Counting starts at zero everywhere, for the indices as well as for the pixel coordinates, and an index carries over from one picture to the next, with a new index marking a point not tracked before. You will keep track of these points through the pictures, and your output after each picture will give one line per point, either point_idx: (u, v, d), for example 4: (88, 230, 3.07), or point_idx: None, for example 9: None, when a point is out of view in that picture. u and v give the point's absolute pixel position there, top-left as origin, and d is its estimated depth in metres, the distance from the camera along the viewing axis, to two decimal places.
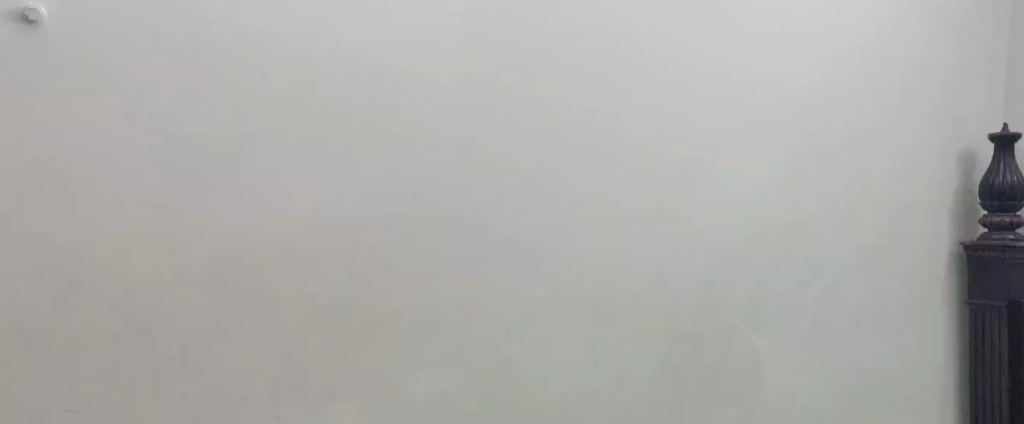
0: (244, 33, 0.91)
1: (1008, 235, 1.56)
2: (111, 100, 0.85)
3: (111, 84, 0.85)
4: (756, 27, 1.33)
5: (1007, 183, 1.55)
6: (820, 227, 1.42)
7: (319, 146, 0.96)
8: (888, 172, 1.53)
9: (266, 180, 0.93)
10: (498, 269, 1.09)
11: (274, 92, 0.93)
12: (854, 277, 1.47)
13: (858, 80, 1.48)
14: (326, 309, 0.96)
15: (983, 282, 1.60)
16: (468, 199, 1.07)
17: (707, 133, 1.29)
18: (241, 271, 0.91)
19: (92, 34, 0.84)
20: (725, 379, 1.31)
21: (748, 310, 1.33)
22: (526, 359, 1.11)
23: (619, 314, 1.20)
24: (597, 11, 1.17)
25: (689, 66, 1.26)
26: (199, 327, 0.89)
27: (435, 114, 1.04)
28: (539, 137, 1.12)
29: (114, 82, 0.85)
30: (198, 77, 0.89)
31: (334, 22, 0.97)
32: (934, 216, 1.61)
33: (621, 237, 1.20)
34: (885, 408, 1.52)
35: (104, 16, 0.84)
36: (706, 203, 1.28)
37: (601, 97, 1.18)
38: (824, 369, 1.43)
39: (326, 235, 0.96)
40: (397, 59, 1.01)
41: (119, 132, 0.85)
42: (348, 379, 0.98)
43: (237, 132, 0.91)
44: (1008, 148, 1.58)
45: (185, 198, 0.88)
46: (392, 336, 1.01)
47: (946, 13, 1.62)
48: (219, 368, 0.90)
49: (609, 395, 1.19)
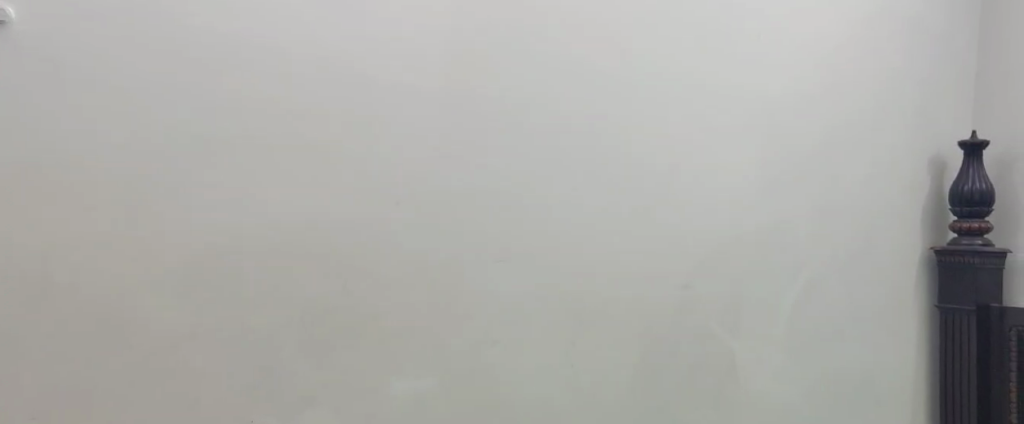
0: (220, 34, 0.90)
1: (976, 240, 1.59)
2: (82, 99, 0.83)
3: (83, 84, 0.83)
4: (734, 31, 1.35)
5: (976, 190, 1.58)
6: (795, 231, 1.44)
7: (296, 149, 0.95)
8: (862, 178, 1.56)
9: (243, 182, 0.92)
10: (477, 272, 1.09)
11: (251, 94, 0.92)
12: (828, 280, 1.50)
13: (834, 85, 1.50)
14: (304, 314, 0.96)
15: (953, 286, 1.63)
16: (447, 202, 1.07)
17: (685, 136, 1.30)
18: (219, 274, 0.90)
19: (66, 34, 0.82)
20: (703, 382, 1.32)
21: (725, 312, 1.35)
22: (505, 362, 1.11)
23: (597, 317, 1.20)
24: (577, 12, 1.18)
25: (668, 68, 1.28)
26: (173, 330, 0.88)
27: (415, 116, 1.04)
28: (519, 140, 1.13)
29: (89, 83, 0.83)
30: (176, 77, 0.88)
31: (312, 24, 0.96)
32: (906, 221, 1.64)
33: (600, 241, 1.21)
34: (858, 409, 1.54)
35: (74, 16, 0.83)
36: (684, 206, 1.30)
37: (581, 99, 1.19)
38: (799, 371, 1.44)
39: (304, 238, 0.96)
40: (376, 60, 1.01)
41: (91, 133, 0.83)
42: (326, 383, 0.97)
43: (216, 133, 0.90)
44: (975, 156, 1.62)
45: (161, 201, 0.87)
46: (370, 339, 1.00)
47: (918, 20, 1.65)
48: (195, 373, 0.89)
49: (587, 396, 1.19)
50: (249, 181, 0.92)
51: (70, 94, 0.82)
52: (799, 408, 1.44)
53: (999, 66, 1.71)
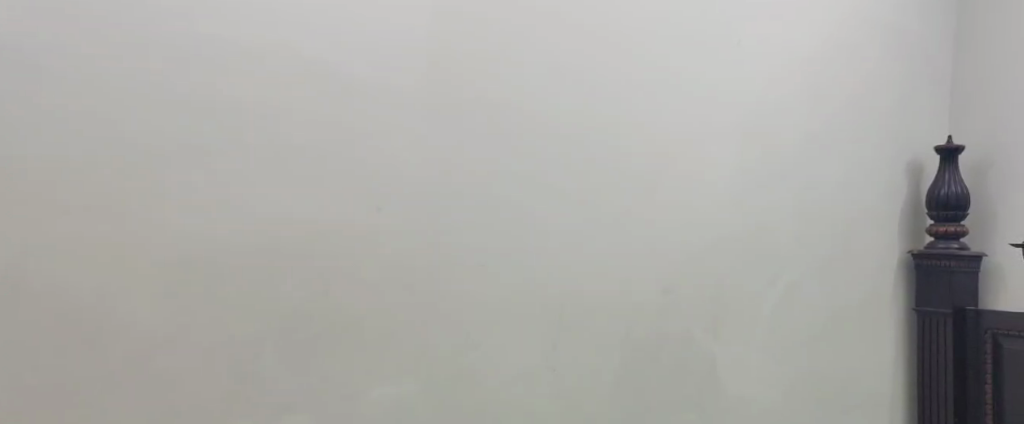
0: (197, 34, 0.89)
1: (953, 243, 1.61)
2: (54, 99, 0.80)
3: (55, 84, 0.80)
4: (715, 33, 1.36)
5: (953, 194, 1.60)
6: (776, 234, 1.45)
7: (274, 153, 0.94)
8: (841, 181, 1.57)
9: (222, 185, 0.91)
10: (458, 277, 1.09)
11: (229, 95, 0.91)
12: (809, 283, 1.51)
13: (814, 88, 1.52)
14: (282, 319, 0.94)
15: (931, 290, 1.65)
16: (429, 206, 1.06)
17: (667, 139, 1.31)
18: (197, 279, 0.89)
19: (39, 31, 0.80)
20: (685, 385, 1.32)
21: (706, 315, 1.35)
22: (486, 367, 1.11)
23: (580, 321, 1.20)
24: (560, 13, 1.18)
25: (650, 69, 1.28)
26: (148, 336, 0.86)
27: (396, 118, 1.03)
28: (501, 142, 1.13)
29: (62, 82, 0.81)
30: (155, 78, 0.86)
31: (293, 23, 0.95)
32: (884, 225, 1.66)
33: (583, 244, 1.21)
34: (839, 412, 1.55)
35: (46, 13, 0.80)
36: (665, 208, 1.30)
37: (563, 100, 1.19)
38: (780, 374, 1.45)
39: (282, 243, 0.94)
40: (357, 60, 1.00)
41: (63, 133, 0.81)
42: (305, 389, 0.96)
43: (195, 134, 0.89)
44: (953, 160, 1.64)
45: (138, 204, 0.85)
46: (349, 344, 0.99)
47: (896, 25, 1.68)
48: (172, 379, 0.87)
49: (569, 400, 1.19)
50: (227, 184, 0.91)
51: (43, 93, 0.80)
52: (780, 411, 1.45)
53: (974, 72, 1.74)
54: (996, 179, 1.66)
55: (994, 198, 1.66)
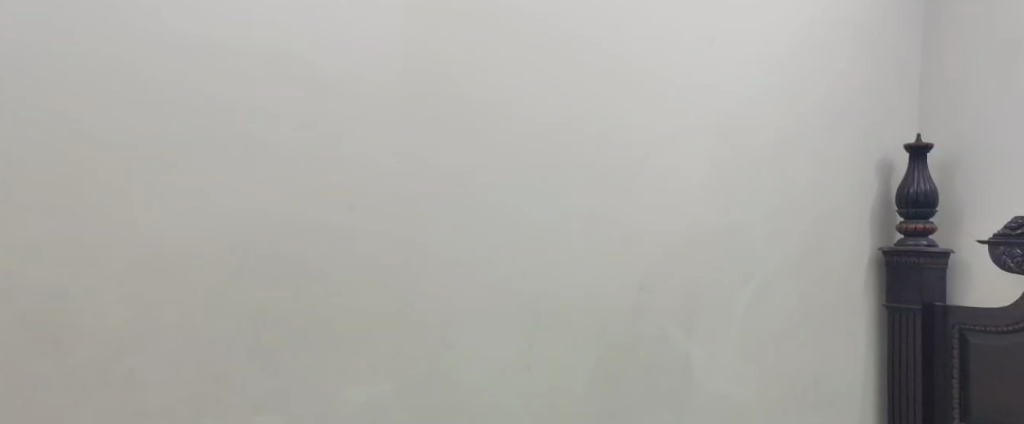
0: (165, 32, 0.88)
1: (921, 240, 1.64)
2: (27, 99, 0.80)
3: (28, 85, 0.80)
4: (689, 35, 1.37)
5: (921, 191, 1.63)
6: (750, 233, 1.47)
7: (243, 152, 0.93)
8: (814, 180, 1.59)
9: (190, 184, 0.89)
10: (432, 276, 1.08)
11: (196, 94, 0.90)
12: (782, 280, 1.52)
13: (787, 90, 1.53)
14: (251, 320, 0.93)
15: (900, 286, 1.68)
16: (401, 205, 1.05)
17: (644, 138, 1.32)
18: (166, 281, 0.88)
19: (6, 33, 0.79)
20: (660, 383, 1.33)
21: (680, 313, 1.36)
22: (460, 366, 1.11)
23: (555, 319, 1.20)
24: (537, 14, 1.19)
25: (628, 69, 1.29)
26: (114, 335, 0.85)
27: (367, 118, 1.02)
28: (475, 143, 1.12)
29: (40, 84, 0.81)
30: (123, 77, 0.85)
31: (265, 23, 0.94)
32: (856, 222, 1.68)
33: (556, 243, 1.21)
34: (812, 406, 1.57)
35: (17, 14, 0.80)
36: (639, 207, 1.31)
37: (540, 101, 1.19)
38: (754, 370, 1.47)
39: (250, 243, 0.93)
40: (328, 59, 0.99)
41: (34, 133, 0.80)
42: (276, 391, 0.95)
43: (163, 133, 0.87)
44: (921, 158, 1.66)
45: (104, 205, 0.84)
46: (319, 345, 0.98)
47: (868, 26, 1.70)
48: (139, 381, 0.86)
49: (543, 399, 1.19)
50: (194, 184, 0.90)
51: (9, 96, 0.79)
52: (753, 407, 1.46)
53: (942, 72, 1.76)
54: (965, 177, 1.69)
55: (963, 195, 1.69)
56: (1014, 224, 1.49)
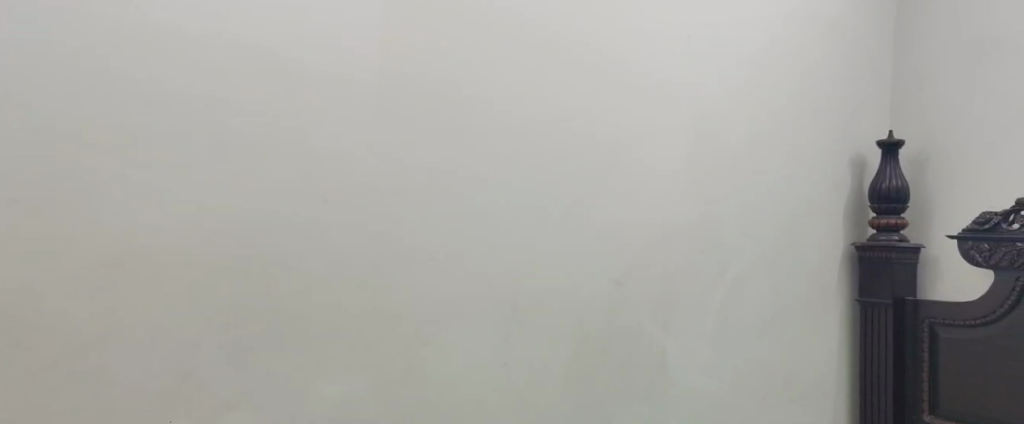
0: (131, 24, 0.86)
1: (894, 235, 1.66)
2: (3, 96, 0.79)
3: None
4: (663, 30, 1.37)
5: (894, 187, 1.65)
6: (726, 230, 1.48)
7: (214, 145, 0.91)
8: (788, 176, 1.60)
9: (157, 177, 0.88)
10: (407, 271, 1.07)
11: (165, 86, 0.88)
12: (757, 276, 1.54)
13: (761, 87, 1.54)
14: (221, 316, 0.92)
15: (873, 281, 1.70)
16: (374, 199, 1.04)
17: (621, 134, 1.32)
18: (131, 276, 0.86)
19: None
20: (636, 378, 1.34)
21: (656, 309, 1.37)
22: (435, 362, 1.10)
23: (531, 315, 1.20)
24: (515, 10, 1.18)
25: (605, 67, 1.29)
26: (81, 331, 0.83)
27: (339, 111, 1.01)
28: (451, 139, 1.11)
29: (12, 80, 0.79)
30: (87, 68, 0.83)
31: (236, 16, 0.93)
32: (830, 218, 1.70)
33: (532, 238, 1.20)
34: (786, 400, 1.59)
35: None
36: (616, 204, 1.31)
37: (517, 98, 1.19)
38: (729, 365, 1.48)
39: (219, 237, 0.92)
40: (298, 51, 0.97)
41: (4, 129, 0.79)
42: (246, 387, 0.93)
43: (130, 126, 0.86)
44: (893, 154, 1.69)
45: (68, 198, 0.82)
46: (291, 341, 0.97)
47: (843, 25, 1.72)
48: (104, 378, 0.84)
49: (519, 396, 1.19)
50: (162, 178, 0.88)
51: None
52: (729, 401, 1.47)
53: (915, 70, 1.79)
54: (936, 174, 1.71)
55: (935, 192, 1.72)
56: (982, 219, 1.52)
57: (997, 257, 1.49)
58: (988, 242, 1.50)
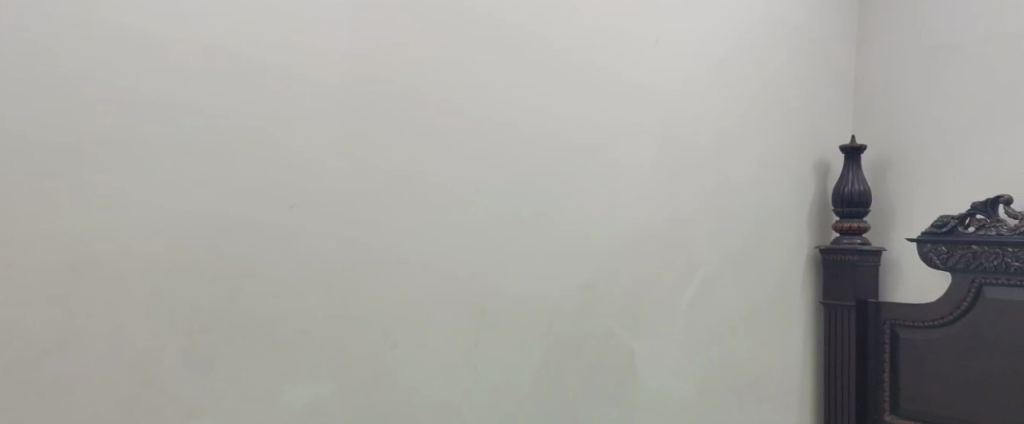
0: (91, 26, 0.84)
1: (856, 239, 1.70)
2: None
3: None
4: (631, 33, 1.39)
5: (855, 191, 1.68)
6: (693, 232, 1.50)
7: (181, 150, 0.90)
8: (755, 180, 1.63)
9: (118, 182, 0.86)
10: (374, 276, 1.06)
11: (126, 89, 0.86)
12: (724, 278, 1.56)
13: (727, 89, 1.56)
14: (183, 322, 0.90)
15: (835, 284, 1.73)
16: (340, 203, 1.03)
17: (591, 136, 1.33)
18: (91, 282, 0.84)
19: None
20: (604, 381, 1.34)
21: (625, 313, 1.38)
22: (402, 366, 1.09)
23: (500, 319, 1.20)
24: (485, 12, 1.19)
25: (574, 71, 1.30)
26: (38, 338, 0.81)
27: (305, 113, 1.00)
28: (420, 141, 1.11)
29: None
30: (43, 68, 0.81)
31: (199, 18, 0.91)
32: (795, 221, 1.73)
33: (501, 240, 1.20)
34: (753, 401, 1.61)
35: None
36: (586, 208, 1.32)
37: (486, 100, 1.19)
38: (698, 367, 1.49)
39: (180, 243, 0.90)
40: (256, 50, 0.96)
41: None
42: (211, 392, 0.92)
43: (88, 129, 0.84)
44: (855, 159, 1.72)
45: (20, 203, 0.80)
46: (257, 347, 0.96)
47: (806, 31, 1.75)
48: (61, 387, 0.82)
49: (487, 400, 1.19)
50: (122, 182, 0.86)
51: None
52: (696, 403, 1.49)
53: (876, 76, 1.82)
54: (898, 179, 1.75)
55: (897, 196, 1.75)
56: (940, 222, 1.56)
57: (954, 259, 1.54)
58: (945, 245, 1.55)
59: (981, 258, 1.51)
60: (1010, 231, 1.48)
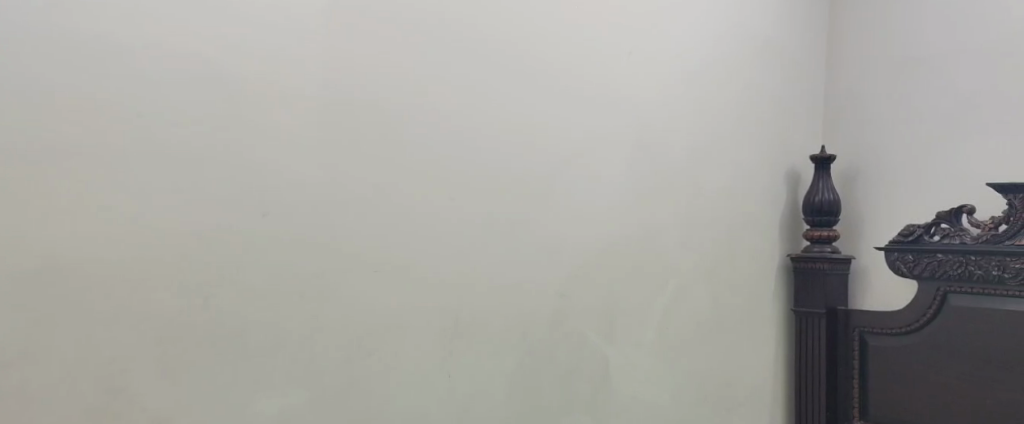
0: (59, 32, 0.83)
1: (826, 247, 1.73)
2: None
3: None
4: (607, 42, 1.41)
5: (826, 200, 1.71)
6: (668, 240, 1.51)
7: (153, 158, 0.89)
8: (727, 189, 1.65)
9: (86, 189, 0.85)
10: (346, 284, 1.06)
11: (96, 95, 0.85)
12: (698, 286, 1.57)
13: (701, 98, 1.59)
14: (150, 331, 0.89)
15: (807, 292, 1.75)
16: (313, 210, 1.03)
17: (566, 145, 1.34)
18: (58, 291, 0.82)
19: None
20: (578, 388, 1.35)
21: (600, 320, 1.39)
22: (376, 375, 1.09)
23: (474, 327, 1.20)
24: (461, 20, 1.19)
25: (550, 80, 1.32)
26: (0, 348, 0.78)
27: (277, 120, 0.99)
28: (394, 149, 1.11)
29: None
30: (11, 71, 0.80)
31: (170, 25, 0.91)
32: (767, 230, 1.75)
33: (475, 248, 1.21)
34: (726, 408, 1.62)
35: None
36: (561, 216, 1.33)
37: (462, 109, 1.20)
38: (671, 374, 1.51)
39: (149, 252, 0.89)
40: (225, 55, 0.95)
41: None
42: (179, 403, 0.90)
43: (54, 137, 0.82)
44: (825, 169, 1.75)
45: None
46: (228, 356, 0.95)
47: (778, 44, 1.78)
48: (24, 399, 0.80)
49: (461, 408, 1.18)
50: (90, 190, 0.85)
51: None
52: (670, 410, 1.50)
53: (845, 87, 1.86)
54: (866, 188, 1.78)
55: (866, 205, 1.78)
56: (907, 231, 1.60)
57: (920, 267, 1.57)
58: (912, 254, 1.58)
59: (945, 266, 1.54)
60: (973, 240, 1.52)
